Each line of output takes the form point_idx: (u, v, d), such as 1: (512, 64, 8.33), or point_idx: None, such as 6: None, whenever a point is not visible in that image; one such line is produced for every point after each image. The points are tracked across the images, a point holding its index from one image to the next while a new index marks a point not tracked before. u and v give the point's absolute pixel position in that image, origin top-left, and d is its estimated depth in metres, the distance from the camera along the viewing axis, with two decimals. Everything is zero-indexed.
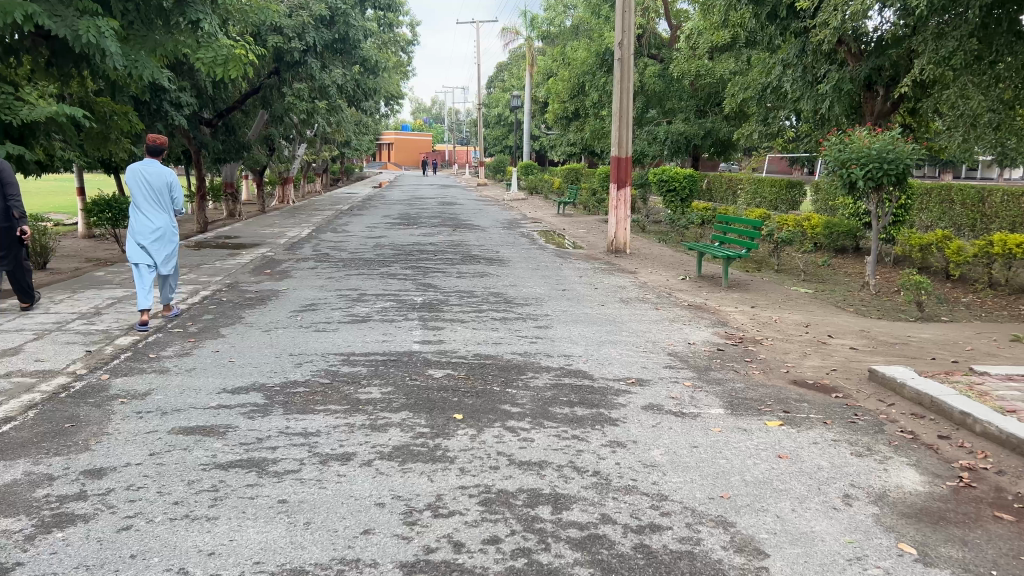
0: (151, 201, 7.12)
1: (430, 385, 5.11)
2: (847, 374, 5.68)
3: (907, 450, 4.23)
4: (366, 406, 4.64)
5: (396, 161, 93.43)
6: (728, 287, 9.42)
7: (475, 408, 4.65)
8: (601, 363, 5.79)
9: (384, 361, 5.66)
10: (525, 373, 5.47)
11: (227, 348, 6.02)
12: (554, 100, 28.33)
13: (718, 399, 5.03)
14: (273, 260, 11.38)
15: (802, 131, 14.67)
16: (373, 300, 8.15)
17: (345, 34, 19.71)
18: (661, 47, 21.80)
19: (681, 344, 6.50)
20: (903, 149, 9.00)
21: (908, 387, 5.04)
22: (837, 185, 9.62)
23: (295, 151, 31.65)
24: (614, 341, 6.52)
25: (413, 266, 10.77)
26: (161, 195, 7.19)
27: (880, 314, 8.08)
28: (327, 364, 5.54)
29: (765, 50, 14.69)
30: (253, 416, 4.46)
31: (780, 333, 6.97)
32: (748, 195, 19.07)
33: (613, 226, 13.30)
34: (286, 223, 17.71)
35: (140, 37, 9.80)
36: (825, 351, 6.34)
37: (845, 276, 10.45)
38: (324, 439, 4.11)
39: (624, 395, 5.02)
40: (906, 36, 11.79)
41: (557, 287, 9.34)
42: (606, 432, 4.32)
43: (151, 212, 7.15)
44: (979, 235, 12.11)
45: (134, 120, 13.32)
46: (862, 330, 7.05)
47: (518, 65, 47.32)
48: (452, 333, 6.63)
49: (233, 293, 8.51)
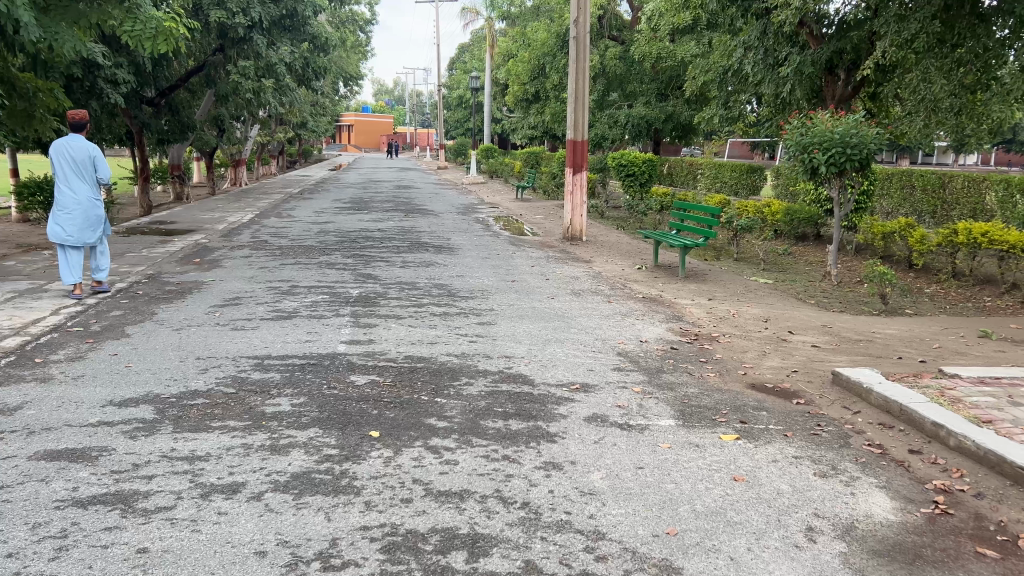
0: (73, 174, 7.04)
1: (349, 394, 4.55)
2: (809, 376, 5.24)
3: (876, 468, 3.79)
4: (270, 423, 4.08)
5: (356, 143, 91.95)
6: (685, 278, 8.97)
7: (395, 422, 4.10)
8: (543, 366, 5.27)
9: (301, 366, 5.08)
10: (457, 378, 4.93)
11: (128, 350, 5.38)
12: (513, 82, 27.70)
13: (669, 408, 4.54)
14: (206, 248, 10.67)
15: (763, 115, 14.27)
16: (304, 294, 7.53)
17: (293, 10, 19.02)
18: (623, 28, 21.30)
19: (632, 342, 6.02)
20: (867, 133, 8.60)
21: (875, 393, 4.62)
22: (798, 171, 9.22)
23: (247, 132, 30.62)
24: (560, 339, 6.02)
25: (355, 254, 10.16)
26: (84, 169, 7.08)
27: (843, 306, 7.70)
28: (236, 370, 4.96)
29: (726, 32, 14.29)
30: (135, 435, 3.86)
31: (738, 329, 6.53)
32: (708, 180, 18.74)
33: (569, 211, 12.78)
34: (230, 208, 16.93)
35: (62, 7, 9.37)
36: (785, 350, 5.90)
37: (806, 266, 10.11)
38: (213, 465, 3.55)
39: (567, 404, 4.51)
40: (868, 18, 11.45)
41: (506, 277, 8.82)
42: (541, 450, 3.81)
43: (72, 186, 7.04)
44: (940, 222, 11.85)
45: (62, 96, 12.38)
46: (825, 326, 6.64)
47: (479, 46, 46.54)
48: (384, 331, 6.07)
49: (153, 286, 7.83)
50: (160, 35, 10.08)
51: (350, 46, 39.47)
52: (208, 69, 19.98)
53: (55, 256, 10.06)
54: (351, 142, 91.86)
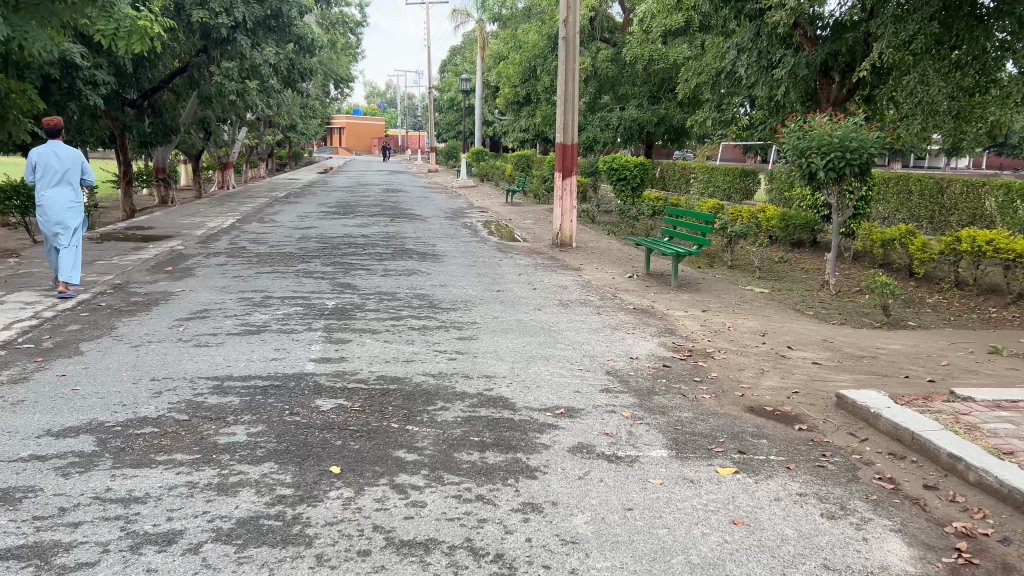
0: (58, 178, 7.44)
1: (312, 422, 4.17)
2: (811, 399, 4.89)
3: (890, 507, 3.43)
4: (221, 457, 3.69)
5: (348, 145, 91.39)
6: (678, 287, 8.62)
7: (360, 456, 3.72)
8: (526, 388, 4.89)
9: (264, 388, 4.70)
10: (431, 402, 4.55)
11: (78, 369, 4.97)
12: (504, 84, 27.33)
13: (661, 436, 4.17)
14: (181, 255, 10.26)
15: (757, 118, 13.92)
16: (277, 305, 7.15)
17: (278, 10, 18.61)
18: (615, 31, 20.94)
19: (621, 359, 5.65)
20: (868, 136, 8.27)
21: (884, 419, 4.27)
22: (795, 177, 8.88)
23: (235, 135, 30.20)
24: (546, 356, 5.65)
25: (335, 262, 9.78)
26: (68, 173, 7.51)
27: (843, 318, 7.36)
28: (193, 393, 4.57)
29: (720, 34, 13.98)
30: (69, 472, 3.47)
31: (735, 344, 6.17)
32: (701, 184, 18.41)
33: (559, 216, 12.41)
34: (212, 212, 16.52)
35: (33, 6, 9.12)
36: (784, 368, 5.56)
37: (802, 274, 9.79)
38: (150, 508, 3.16)
39: (550, 432, 4.14)
40: (864, 19, 11.13)
41: (491, 287, 8.45)
42: (519, 489, 3.43)
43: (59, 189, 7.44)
44: (938, 228, 11.54)
45: (32, 97, 12.28)
46: (825, 341, 6.30)
47: (470, 48, 46.15)
48: (358, 347, 5.68)
49: (118, 296, 7.43)
50: (133, 33, 9.49)
51: (340, 48, 39.07)
52: (191, 71, 19.56)
53: (22, 263, 9.64)
54: (342, 144, 91.36)
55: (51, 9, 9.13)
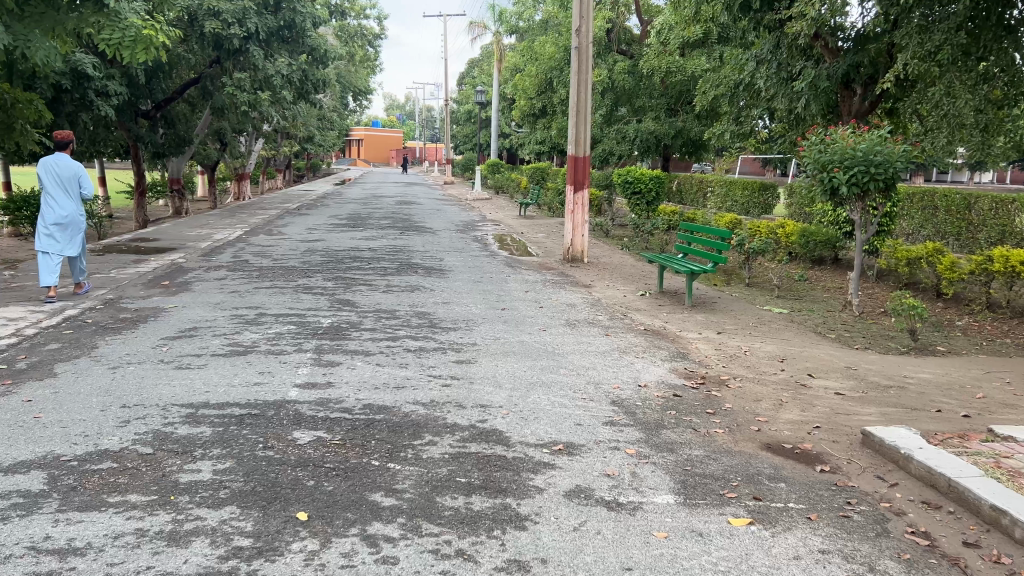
0: (58, 188, 7.55)
1: (286, 458, 3.83)
2: (834, 436, 4.49)
3: (925, 570, 3.02)
4: (180, 499, 3.35)
5: (366, 157, 91.65)
6: (692, 306, 8.24)
7: (332, 500, 3.37)
8: (523, 419, 4.51)
9: (240, 418, 4.36)
10: (419, 435, 4.19)
11: (46, 394, 4.65)
12: (519, 97, 27.08)
13: (669, 478, 3.79)
14: (180, 269, 10.00)
15: (776, 132, 13.53)
16: (270, 323, 6.83)
17: (291, 20, 18.41)
18: (632, 42, 20.59)
19: (629, 387, 5.27)
20: (893, 150, 7.85)
21: (916, 462, 3.87)
22: (816, 192, 8.47)
23: (250, 146, 30.14)
24: (548, 383, 5.28)
25: (337, 277, 9.46)
26: (69, 183, 7.59)
27: (866, 342, 6.93)
28: (163, 423, 4.24)
29: (739, 46, 13.62)
30: (9, 516, 3.14)
31: (751, 371, 5.78)
32: (719, 199, 17.99)
33: (570, 231, 12.06)
34: (221, 223, 16.32)
35: (37, 15, 8.93)
36: (804, 399, 5.16)
37: (823, 292, 9.38)
38: (89, 561, 2.82)
39: (545, 472, 3.77)
40: (887, 30, 10.71)
41: (496, 305, 8.10)
42: (505, 542, 3.06)
43: (59, 199, 7.56)
44: (966, 245, 11.07)
45: (42, 107, 12.03)
46: (849, 369, 5.88)
47: (488, 60, 45.97)
48: (347, 371, 5.34)
49: (106, 312, 7.13)
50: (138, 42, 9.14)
51: (357, 60, 39.04)
52: (204, 81, 19.46)
53: (18, 275, 9.40)
54: (360, 156, 91.65)
55: (59, 20, 8.93)
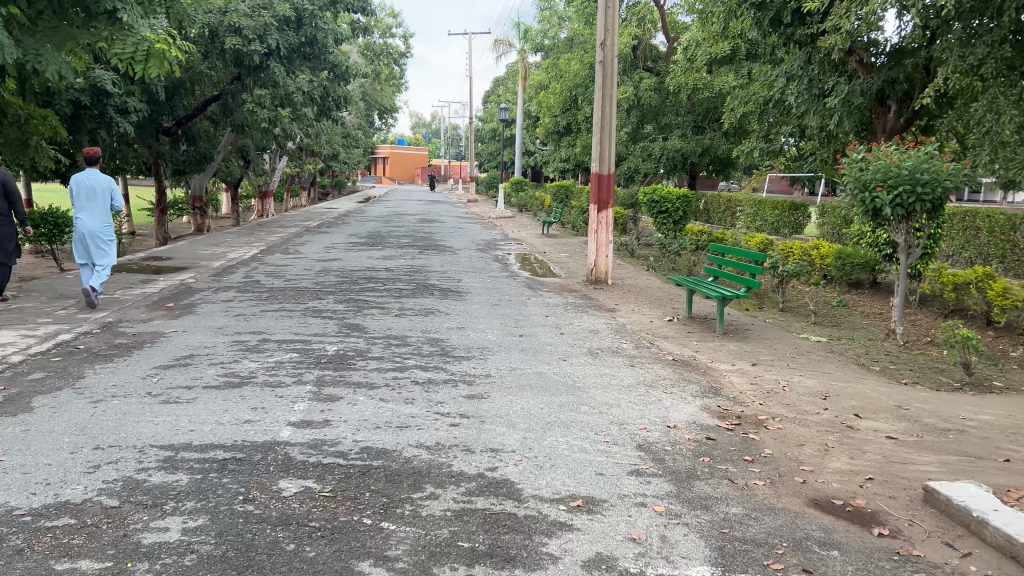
0: (89, 202, 8.10)
1: (267, 515, 3.38)
2: (891, 491, 3.95)
3: None
4: (138, 567, 2.91)
5: (392, 175, 92.03)
6: (723, 335, 7.71)
7: (312, 570, 2.91)
8: (538, 468, 4.03)
9: (223, 464, 3.92)
10: (419, 487, 3.72)
11: (15, 433, 4.25)
12: (543, 114, 26.74)
13: (703, 545, 3.28)
14: (188, 290, 9.66)
15: (807, 149, 12.99)
16: (271, 351, 6.42)
17: (313, 37, 18.18)
18: (658, 60, 20.15)
19: (656, 428, 4.77)
20: (941, 167, 7.28)
21: (992, 527, 3.33)
22: (856, 213, 7.94)
23: (274, 164, 30.07)
24: (567, 423, 4.78)
25: (349, 299, 9.06)
26: (99, 197, 8.16)
27: (915, 377, 6.35)
28: (136, 468, 3.82)
29: (769, 62, 13.13)
30: None
31: (791, 410, 5.25)
32: (747, 218, 17.42)
33: (594, 251, 11.59)
34: (238, 242, 16.04)
35: (50, 29, 8.69)
36: (853, 445, 4.62)
37: (863, 319, 8.81)
38: None
39: (560, 536, 3.28)
40: (926, 44, 10.16)
41: (514, 331, 7.63)
42: None
43: (90, 212, 8.10)
44: (1012, 268, 10.41)
45: (56, 123, 11.85)
46: (899, 408, 5.32)
47: (513, 79, 45.79)
48: (348, 408, 4.88)
49: (102, 337, 6.77)
50: (151, 57, 8.62)
51: (381, 79, 39.05)
52: (226, 98, 19.29)
53: (21, 296, 9.10)
54: (385, 174, 92.04)
55: (70, 34, 8.68)
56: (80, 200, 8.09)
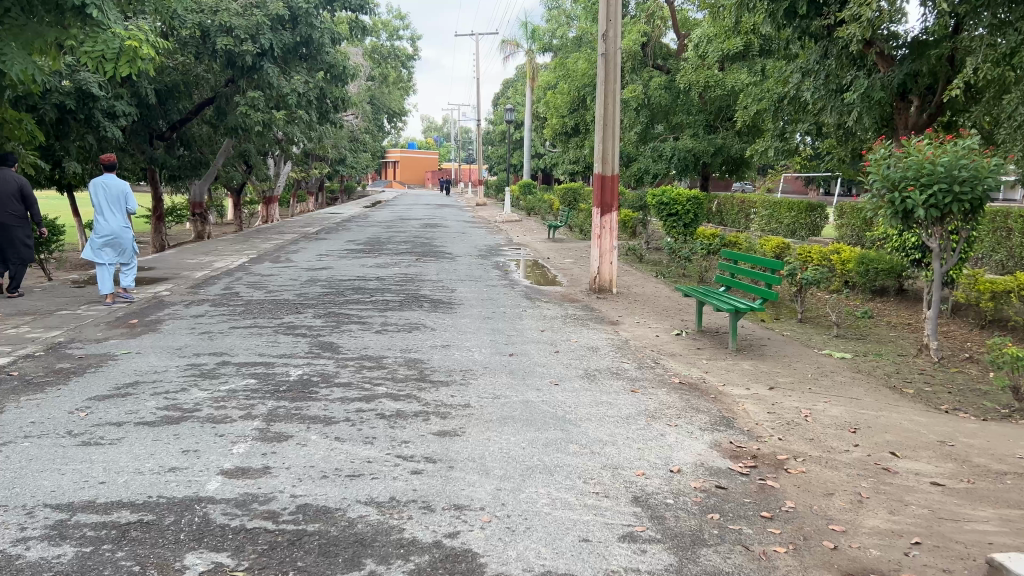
0: (109, 206, 8.56)
1: None
2: (945, 561, 3.18)
3: None
4: None
5: (403, 178, 91.51)
6: (737, 352, 6.96)
7: None
8: (510, 533, 3.30)
9: (123, 530, 3.22)
10: (357, 564, 3.00)
11: None
12: (550, 115, 25.96)
13: None
14: (160, 304, 9.01)
15: (824, 147, 12.18)
16: (227, 377, 5.72)
17: (308, 36, 17.53)
18: (668, 58, 19.30)
19: (656, 474, 4.03)
20: (981, 163, 6.48)
21: None
22: (884, 215, 7.15)
23: (278, 169, 29.55)
24: (552, 469, 4.03)
25: (328, 314, 8.35)
26: (117, 202, 8.64)
27: (955, 402, 5.56)
28: (11, 540, 3.11)
29: (785, 56, 12.31)
30: None
31: (817, 449, 4.48)
32: (761, 220, 16.61)
33: (597, 258, 10.84)
34: (229, 249, 15.47)
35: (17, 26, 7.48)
36: (893, 494, 3.85)
37: (890, 331, 8.01)
38: None
39: None
40: (954, 32, 9.32)
41: (504, 349, 6.90)
42: None
43: (109, 215, 8.56)
44: None
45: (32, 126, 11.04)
46: (943, 444, 4.55)
47: (523, 80, 44.93)
48: (295, 451, 4.16)
49: (44, 361, 6.10)
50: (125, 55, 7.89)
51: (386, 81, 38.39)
52: (220, 101, 18.54)
53: None
54: (396, 178, 91.67)
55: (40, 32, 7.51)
56: (100, 203, 8.53)
